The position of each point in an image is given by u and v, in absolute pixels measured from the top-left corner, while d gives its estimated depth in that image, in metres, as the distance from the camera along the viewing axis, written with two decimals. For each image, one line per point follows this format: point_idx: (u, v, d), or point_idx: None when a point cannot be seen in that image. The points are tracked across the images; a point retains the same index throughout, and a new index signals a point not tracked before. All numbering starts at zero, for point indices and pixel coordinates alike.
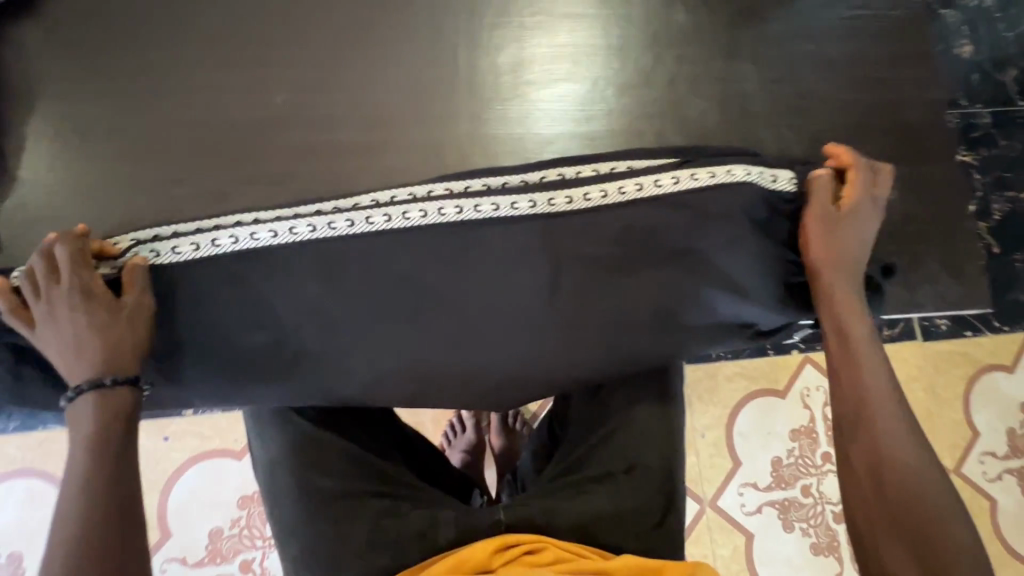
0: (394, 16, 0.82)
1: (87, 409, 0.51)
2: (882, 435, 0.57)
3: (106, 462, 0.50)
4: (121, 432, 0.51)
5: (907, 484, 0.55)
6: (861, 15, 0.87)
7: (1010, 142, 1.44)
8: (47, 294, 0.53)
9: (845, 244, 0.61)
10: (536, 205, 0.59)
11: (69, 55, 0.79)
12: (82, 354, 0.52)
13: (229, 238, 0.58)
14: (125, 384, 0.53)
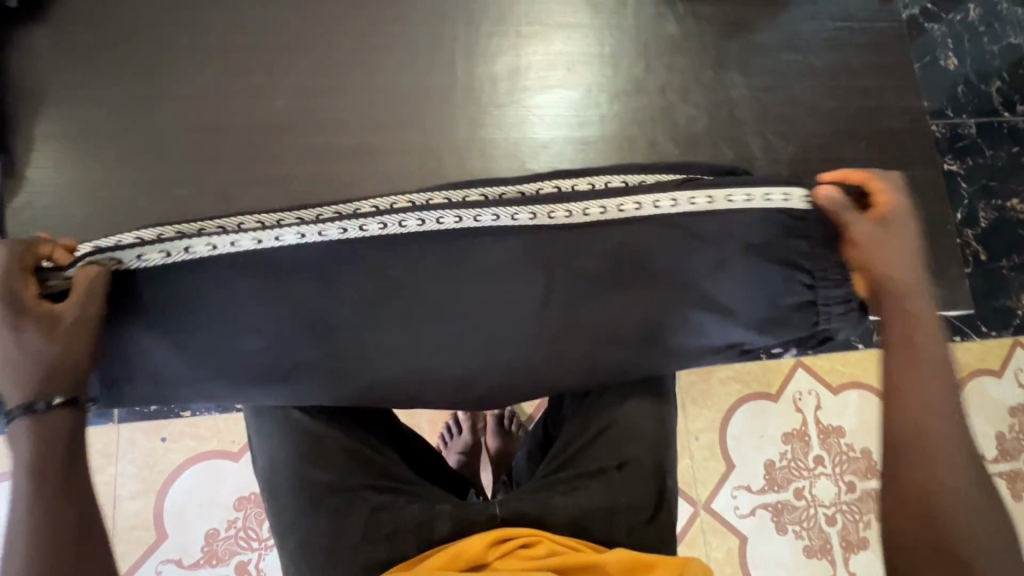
0: (393, 25, 0.85)
1: (21, 436, 0.48)
2: (938, 471, 0.52)
3: (51, 486, 0.48)
4: (59, 456, 0.49)
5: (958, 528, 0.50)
6: (845, 28, 0.90)
7: (995, 152, 1.48)
8: None
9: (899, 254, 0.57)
10: (535, 218, 0.58)
11: (77, 60, 0.81)
12: (12, 373, 0.49)
13: (207, 246, 0.57)
14: (64, 406, 0.50)
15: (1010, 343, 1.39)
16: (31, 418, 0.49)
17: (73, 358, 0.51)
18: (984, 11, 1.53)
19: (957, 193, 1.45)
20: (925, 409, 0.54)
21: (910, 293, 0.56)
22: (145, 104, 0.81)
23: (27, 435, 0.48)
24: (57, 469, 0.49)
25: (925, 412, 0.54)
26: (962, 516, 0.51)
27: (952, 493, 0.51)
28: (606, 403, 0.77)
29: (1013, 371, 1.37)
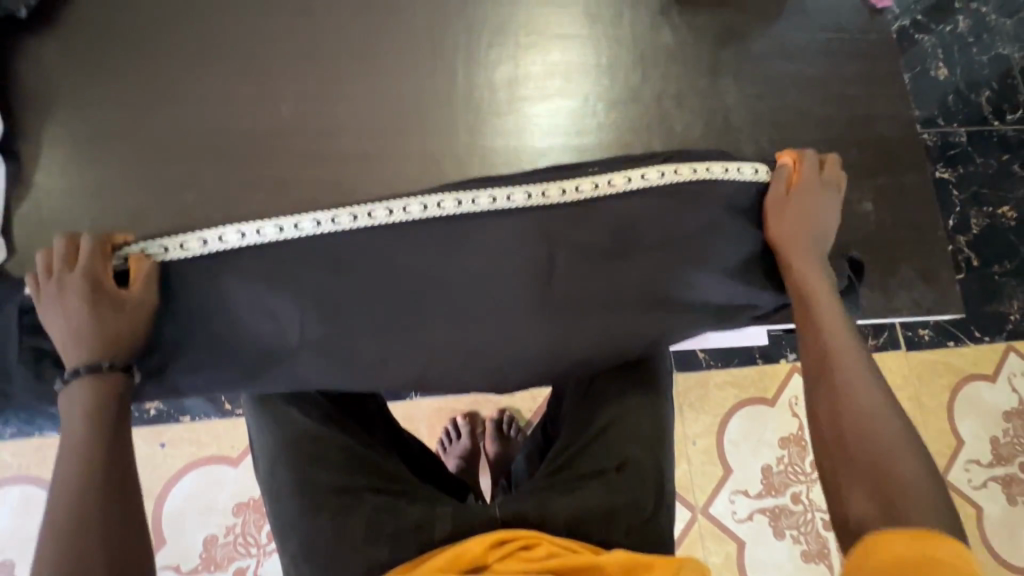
0: (396, 34, 0.87)
1: (79, 389, 0.58)
2: (843, 386, 0.63)
3: (102, 429, 0.57)
4: (110, 411, 0.58)
5: (866, 428, 0.60)
6: (836, 38, 0.93)
7: (986, 160, 1.50)
8: (63, 277, 0.59)
9: (808, 216, 0.70)
10: (531, 198, 0.67)
11: (84, 68, 0.83)
12: (82, 340, 0.59)
13: (236, 235, 0.65)
14: (119, 370, 0.60)
15: (1003, 348, 1.41)
16: (88, 373, 0.58)
17: (130, 334, 0.61)
18: (972, 23, 1.57)
19: (949, 201, 1.48)
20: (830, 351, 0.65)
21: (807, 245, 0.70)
22: (151, 110, 0.82)
23: (85, 389, 0.58)
24: (109, 428, 0.57)
25: (832, 354, 0.65)
26: (858, 415, 0.61)
27: (864, 418, 0.60)
28: (603, 404, 0.79)
29: (1007, 377, 1.39)
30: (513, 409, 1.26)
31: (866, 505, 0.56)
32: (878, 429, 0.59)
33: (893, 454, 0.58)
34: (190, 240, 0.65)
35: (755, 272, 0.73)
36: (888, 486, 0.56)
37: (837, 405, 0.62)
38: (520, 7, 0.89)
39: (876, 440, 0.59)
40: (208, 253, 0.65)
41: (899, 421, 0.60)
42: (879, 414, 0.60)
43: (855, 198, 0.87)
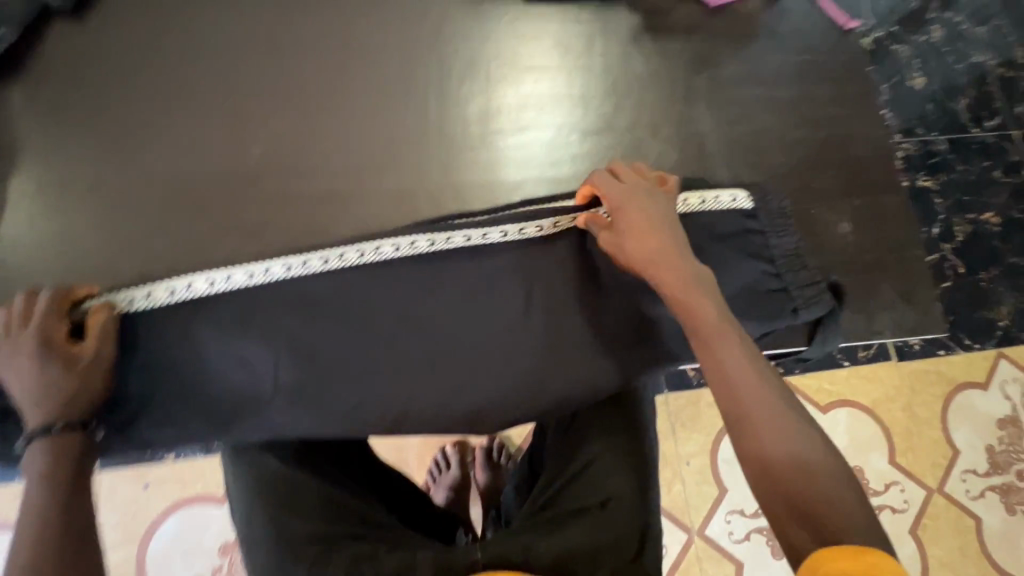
0: (367, 73, 0.87)
1: (34, 455, 0.55)
2: (751, 404, 0.56)
3: (55, 497, 0.54)
4: (70, 475, 0.55)
5: (780, 447, 0.54)
6: (807, 59, 0.93)
7: (967, 167, 1.51)
8: (15, 336, 0.57)
9: (647, 218, 0.64)
10: (508, 235, 0.71)
11: (53, 115, 0.82)
12: (37, 402, 0.56)
13: (203, 283, 0.66)
14: (76, 432, 0.57)
15: (993, 355, 1.40)
16: (46, 436, 0.55)
17: (86, 392, 0.58)
18: (946, 32, 1.59)
19: (933, 209, 1.48)
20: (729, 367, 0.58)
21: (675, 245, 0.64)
22: (121, 156, 0.82)
23: (40, 454, 0.55)
24: (72, 494, 0.55)
25: (725, 375, 0.58)
26: (770, 432, 0.55)
27: (779, 435, 0.55)
28: (585, 435, 0.79)
29: (999, 383, 1.39)
30: (503, 435, 1.24)
31: (800, 534, 0.51)
32: (789, 445, 0.54)
33: (812, 468, 0.53)
34: (156, 290, 0.65)
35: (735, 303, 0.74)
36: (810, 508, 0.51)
37: (744, 432, 0.55)
38: (492, 41, 0.90)
39: (789, 460, 0.54)
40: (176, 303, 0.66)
41: (806, 425, 0.55)
42: (789, 427, 0.55)
43: (833, 219, 0.87)
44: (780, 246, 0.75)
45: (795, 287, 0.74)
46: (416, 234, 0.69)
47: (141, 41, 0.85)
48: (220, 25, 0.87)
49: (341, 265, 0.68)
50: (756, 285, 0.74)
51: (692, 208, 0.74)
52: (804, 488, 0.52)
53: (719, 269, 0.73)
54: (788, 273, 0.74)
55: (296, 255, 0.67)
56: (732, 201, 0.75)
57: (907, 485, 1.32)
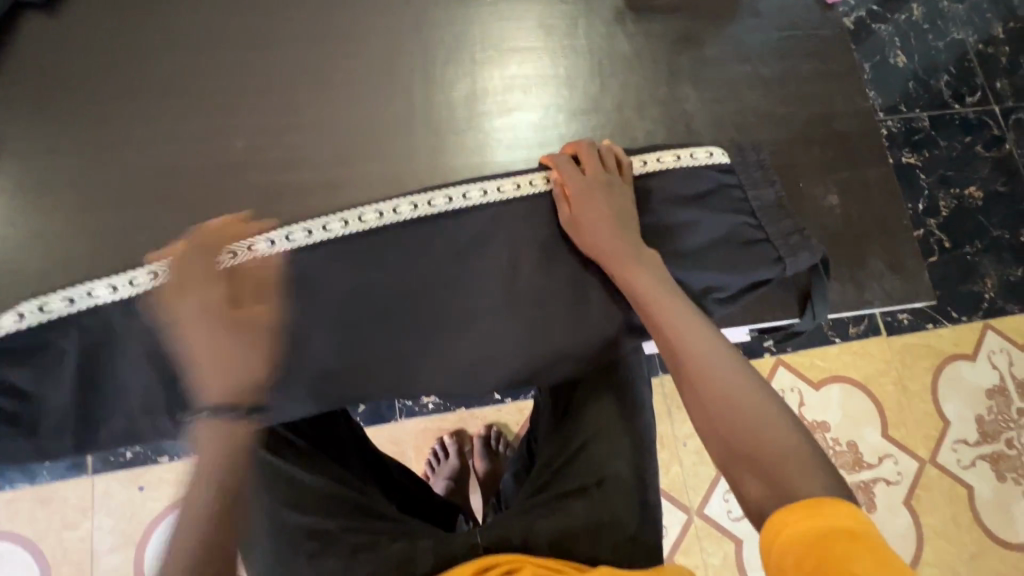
0: (349, 59, 0.85)
1: (212, 438, 0.59)
2: (699, 367, 0.61)
3: (228, 495, 0.60)
4: (240, 468, 0.61)
5: (728, 405, 0.58)
6: (790, 36, 0.93)
7: (950, 142, 1.53)
8: (185, 303, 0.62)
9: (600, 207, 0.72)
10: (487, 193, 0.75)
11: (28, 110, 0.80)
12: (218, 375, 0.60)
13: None
14: (240, 416, 0.61)
15: (980, 326, 1.43)
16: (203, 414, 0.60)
17: (253, 368, 0.62)
18: (926, 10, 1.60)
19: (918, 185, 1.50)
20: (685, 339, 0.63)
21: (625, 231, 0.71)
22: (101, 152, 0.80)
23: (221, 442, 0.60)
24: (235, 486, 0.61)
25: (681, 347, 0.63)
26: (718, 393, 0.59)
27: (728, 395, 0.59)
28: (579, 414, 0.79)
29: (986, 354, 1.41)
30: (500, 424, 1.24)
31: (760, 490, 0.54)
32: (743, 405, 0.58)
33: (765, 425, 0.56)
34: (140, 275, 0.71)
35: (721, 257, 0.78)
36: (764, 464, 0.54)
37: (694, 399, 0.60)
38: (474, 23, 0.89)
39: (744, 421, 0.57)
40: (160, 285, 0.71)
41: (755, 385, 0.60)
42: (741, 388, 0.59)
43: (820, 192, 0.88)
44: (760, 199, 0.80)
45: (777, 236, 0.78)
46: (399, 200, 0.73)
47: (115, 34, 0.84)
48: (197, 15, 0.85)
49: (328, 236, 0.71)
50: (737, 235, 0.79)
51: (667, 165, 0.79)
52: (759, 446, 0.55)
53: (697, 224, 0.79)
54: (767, 223, 0.79)
55: (277, 228, 0.71)
56: (708, 157, 0.80)
57: (900, 458, 1.34)
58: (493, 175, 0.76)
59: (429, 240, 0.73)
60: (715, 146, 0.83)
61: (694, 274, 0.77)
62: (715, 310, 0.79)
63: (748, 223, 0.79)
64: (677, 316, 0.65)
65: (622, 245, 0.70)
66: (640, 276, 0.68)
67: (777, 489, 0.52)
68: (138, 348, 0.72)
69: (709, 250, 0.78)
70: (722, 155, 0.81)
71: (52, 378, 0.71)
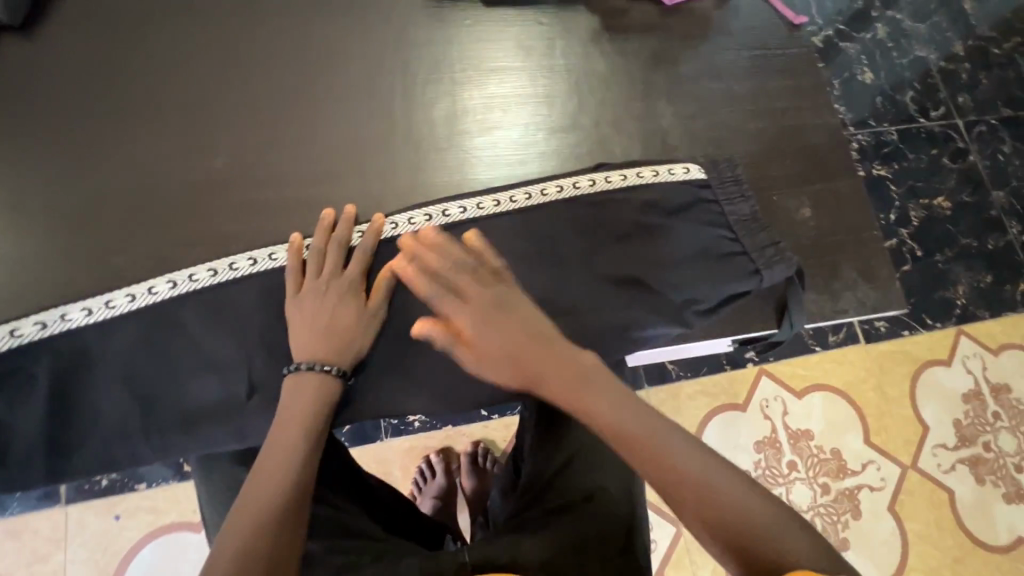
0: (329, 79, 0.86)
1: (311, 381, 0.67)
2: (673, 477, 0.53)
3: (313, 433, 0.65)
4: (326, 407, 0.67)
5: (713, 505, 0.51)
6: (760, 55, 0.97)
7: (918, 155, 1.59)
8: (325, 277, 0.71)
9: (506, 318, 0.63)
10: (466, 210, 0.79)
11: (2, 132, 0.79)
12: (326, 339, 0.68)
13: (165, 285, 0.73)
14: (338, 377, 0.68)
15: (954, 332, 1.46)
16: (307, 371, 0.67)
17: (358, 341, 0.70)
18: (890, 29, 1.67)
19: (889, 196, 1.55)
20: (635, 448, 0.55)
21: (539, 332, 0.63)
22: (77, 173, 0.79)
23: (314, 385, 0.67)
24: (319, 421, 0.66)
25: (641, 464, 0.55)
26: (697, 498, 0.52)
27: (710, 496, 0.52)
28: (567, 429, 0.79)
29: (961, 360, 1.44)
30: (487, 440, 1.24)
31: None
32: (715, 499, 0.51)
33: (743, 509, 0.51)
34: (117, 298, 0.72)
35: (701, 269, 0.79)
36: (761, 557, 0.49)
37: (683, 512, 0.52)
38: (454, 43, 0.90)
39: (730, 517, 0.51)
40: (137, 306, 0.72)
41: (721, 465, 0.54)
42: (707, 480, 0.52)
43: (793, 205, 0.90)
44: (736, 212, 0.82)
45: (753, 248, 0.80)
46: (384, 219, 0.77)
47: (93, 57, 0.83)
48: (176, 36, 0.86)
49: None
50: (715, 247, 0.81)
51: (645, 180, 0.82)
52: (750, 536, 0.50)
53: (677, 237, 0.80)
54: (744, 235, 0.80)
55: (262, 248, 0.75)
56: (685, 172, 0.83)
57: (883, 464, 1.36)
58: (472, 193, 0.81)
59: None
60: (692, 162, 0.85)
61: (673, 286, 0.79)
62: (695, 322, 0.79)
63: (726, 237, 0.81)
64: (620, 419, 0.57)
65: (542, 356, 0.62)
66: (571, 392, 0.59)
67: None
68: (116, 372, 0.71)
69: (690, 262, 0.80)
70: (700, 171, 0.84)
71: (27, 406, 0.69)
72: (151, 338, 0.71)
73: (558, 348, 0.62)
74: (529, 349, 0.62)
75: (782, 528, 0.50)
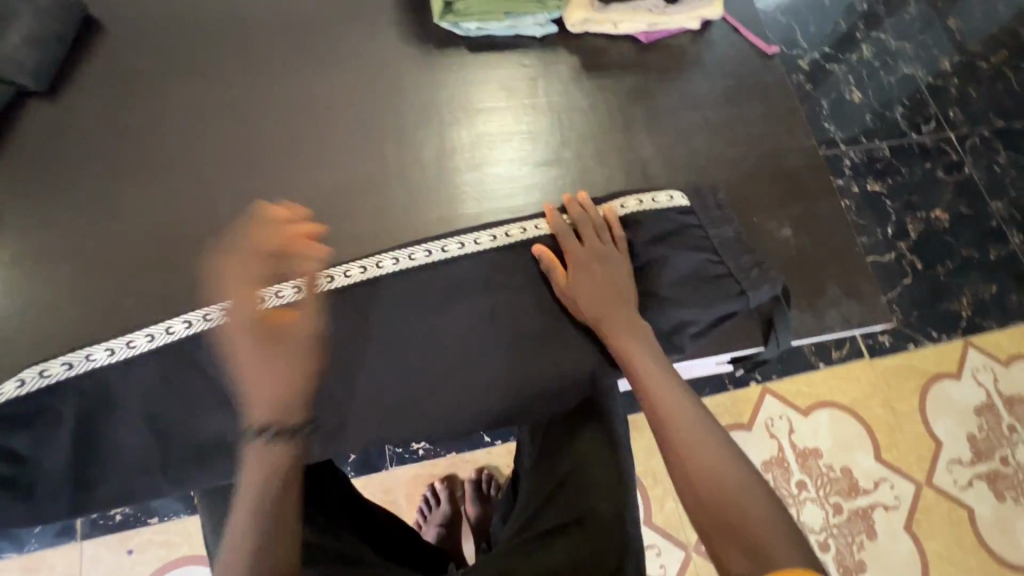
0: (327, 127, 0.93)
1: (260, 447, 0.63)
2: (689, 435, 0.64)
3: (271, 493, 0.61)
4: (285, 458, 0.63)
5: (711, 471, 0.61)
6: (737, 84, 1.01)
7: (911, 170, 1.61)
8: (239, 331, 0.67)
9: (595, 276, 0.77)
10: (464, 246, 0.84)
11: (29, 188, 0.87)
12: (263, 397, 0.64)
13: (181, 326, 0.77)
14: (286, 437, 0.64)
15: (962, 344, 1.45)
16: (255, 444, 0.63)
17: (292, 387, 0.66)
18: (875, 49, 1.72)
19: (885, 210, 1.56)
20: (664, 418, 0.66)
21: (609, 294, 0.76)
22: (94, 222, 0.85)
23: (263, 449, 0.63)
24: (281, 475, 0.63)
25: (667, 413, 0.66)
26: (705, 458, 0.62)
27: (711, 465, 0.62)
28: (558, 454, 0.79)
29: (971, 372, 1.43)
30: (491, 466, 1.25)
31: (742, 561, 0.55)
32: (722, 471, 0.61)
33: (738, 484, 0.60)
34: (136, 338, 0.76)
35: (691, 292, 0.82)
36: (741, 529, 0.57)
37: (681, 460, 0.63)
38: (441, 89, 0.97)
39: (726, 489, 0.60)
40: (156, 346, 0.76)
41: (733, 453, 0.63)
42: (720, 459, 0.62)
43: (774, 226, 0.93)
44: (721, 235, 0.85)
45: (739, 270, 0.82)
46: (382, 256, 0.82)
47: (111, 116, 0.91)
48: (186, 94, 0.93)
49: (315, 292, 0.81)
50: (701, 271, 0.83)
51: (630, 210, 0.85)
52: (737, 510, 0.58)
53: (664, 261, 0.83)
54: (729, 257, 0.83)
55: (271, 287, 0.80)
56: (669, 200, 0.86)
57: (896, 482, 1.33)
58: (469, 229, 0.85)
59: (408, 289, 0.81)
60: (675, 189, 0.89)
61: (662, 309, 0.81)
62: (688, 344, 0.82)
63: (714, 260, 0.83)
64: (664, 378, 0.69)
65: (612, 311, 0.74)
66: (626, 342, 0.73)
67: (756, 558, 0.55)
68: (128, 409, 0.75)
69: (678, 285, 0.82)
70: (684, 197, 0.87)
71: (42, 443, 0.73)
72: (159, 376, 0.76)
73: (626, 312, 0.75)
74: (596, 306, 0.75)
75: (769, 520, 0.57)
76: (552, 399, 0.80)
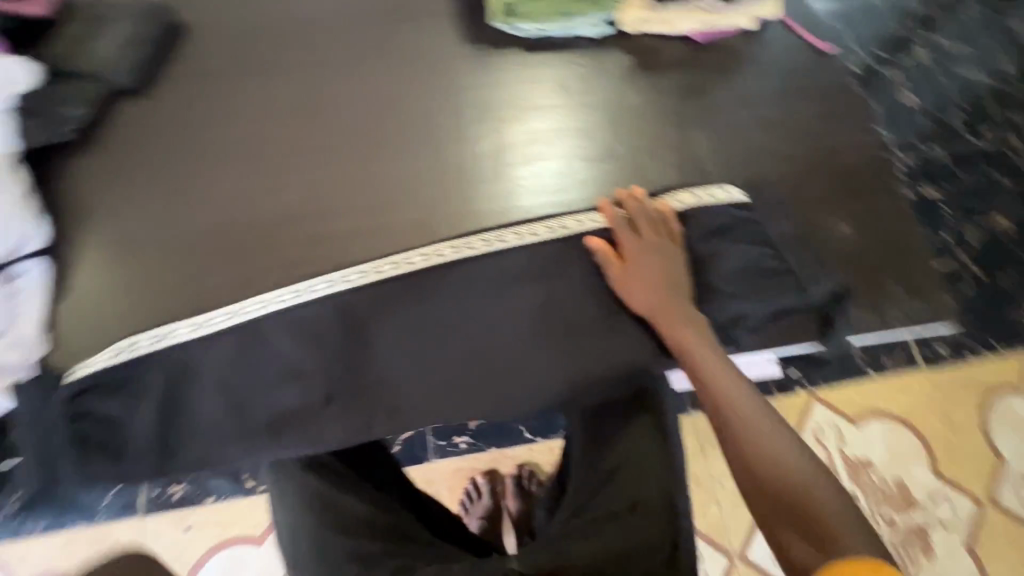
0: (389, 122, 0.97)
1: None
2: (750, 425, 0.64)
3: None
4: None
5: (774, 460, 0.61)
6: (793, 83, 1.01)
7: (971, 174, 1.55)
8: None
9: (651, 268, 0.77)
10: (521, 236, 0.86)
11: (121, 177, 0.94)
12: None
13: (256, 306, 0.82)
14: None
15: None
16: None
17: None
18: (932, 51, 1.67)
19: (941, 218, 1.47)
20: (725, 409, 0.65)
21: (665, 287, 0.76)
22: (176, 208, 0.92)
23: None
24: None
25: (727, 404, 0.66)
26: (768, 449, 0.62)
27: (774, 455, 0.61)
28: (606, 443, 0.78)
29: None
30: (532, 463, 1.25)
31: (807, 551, 0.55)
32: (784, 460, 0.61)
33: (802, 474, 0.60)
34: (216, 316, 0.82)
35: (748, 285, 0.82)
36: (807, 518, 0.56)
37: (742, 450, 0.63)
38: (498, 87, 1.00)
39: (790, 479, 0.59)
40: (232, 323, 0.81)
41: (795, 444, 0.62)
42: (783, 449, 0.61)
43: (831, 223, 0.92)
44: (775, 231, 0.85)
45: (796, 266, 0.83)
46: (442, 245, 0.85)
47: (194, 111, 0.98)
48: (261, 91, 0.99)
49: (377, 277, 0.83)
50: (759, 264, 0.83)
51: (689, 204, 0.86)
52: (802, 499, 0.58)
53: (721, 254, 0.83)
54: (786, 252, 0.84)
55: (338, 271, 0.84)
56: (727, 195, 0.87)
57: (954, 498, 1.27)
58: (526, 221, 0.88)
59: (465, 276, 0.84)
60: (732, 185, 0.89)
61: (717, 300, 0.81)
62: (743, 337, 0.82)
63: (771, 254, 0.84)
64: (722, 369, 0.69)
65: (668, 304, 0.75)
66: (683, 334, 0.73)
67: (826, 550, 0.54)
68: (204, 381, 0.80)
69: (735, 278, 0.82)
70: (741, 194, 0.88)
71: (126, 409, 0.78)
72: (233, 351, 0.80)
73: (682, 305, 0.75)
74: (653, 298, 0.76)
75: (836, 511, 0.56)
76: (605, 387, 0.81)
